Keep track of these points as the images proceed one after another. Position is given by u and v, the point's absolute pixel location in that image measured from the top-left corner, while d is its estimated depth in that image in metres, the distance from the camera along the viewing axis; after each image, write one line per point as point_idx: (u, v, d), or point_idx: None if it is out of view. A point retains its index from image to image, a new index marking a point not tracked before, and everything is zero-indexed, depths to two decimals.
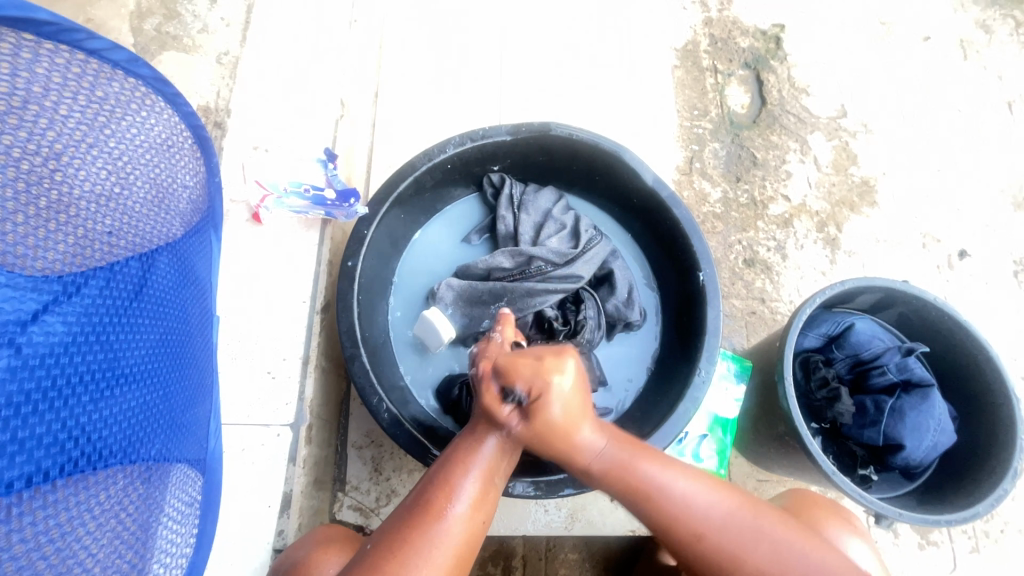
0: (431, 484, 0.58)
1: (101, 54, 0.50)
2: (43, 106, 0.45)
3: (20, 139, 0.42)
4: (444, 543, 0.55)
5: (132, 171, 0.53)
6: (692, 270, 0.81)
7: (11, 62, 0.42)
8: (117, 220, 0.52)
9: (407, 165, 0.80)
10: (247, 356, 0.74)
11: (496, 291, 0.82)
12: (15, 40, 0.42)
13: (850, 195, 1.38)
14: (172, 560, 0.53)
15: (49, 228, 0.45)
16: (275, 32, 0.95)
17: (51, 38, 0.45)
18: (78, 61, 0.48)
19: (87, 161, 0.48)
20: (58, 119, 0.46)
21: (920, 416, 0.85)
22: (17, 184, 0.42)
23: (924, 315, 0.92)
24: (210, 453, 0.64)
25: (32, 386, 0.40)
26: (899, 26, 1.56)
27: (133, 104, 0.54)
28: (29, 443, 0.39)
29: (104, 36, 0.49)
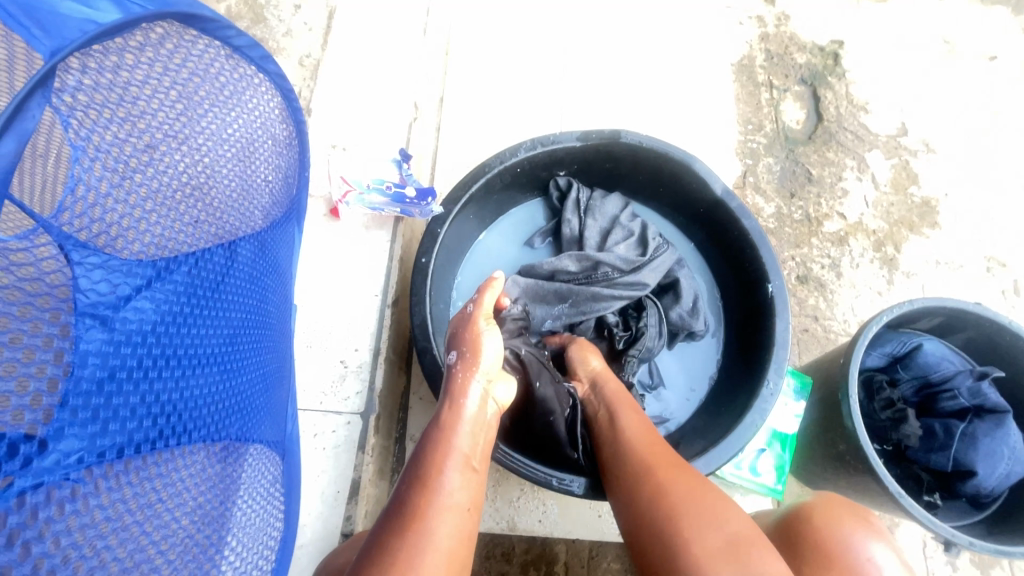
0: (410, 484, 0.56)
1: (241, 50, 0.55)
2: (177, 92, 0.48)
3: (146, 122, 0.44)
4: (437, 541, 0.52)
5: (236, 159, 0.56)
6: (760, 282, 0.81)
7: (163, 53, 0.46)
8: (218, 204, 0.53)
9: (480, 167, 0.82)
10: (322, 345, 0.77)
11: (561, 294, 0.84)
12: (176, 35, 0.47)
13: (909, 215, 1.34)
14: (252, 561, 0.51)
15: (152, 206, 0.45)
16: (353, 37, 0.99)
17: (210, 33, 0.51)
18: (220, 54, 0.53)
19: (199, 144, 0.50)
20: (187, 106, 0.49)
21: (995, 444, 0.82)
22: (141, 166, 0.43)
23: (997, 340, 0.89)
24: (287, 436, 0.66)
25: (133, 359, 0.40)
26: (963, 45, 1.52)
27: (249, 97, 0.58)
28: (137, 413, 0.39)
29: (249, 35, 0.55)
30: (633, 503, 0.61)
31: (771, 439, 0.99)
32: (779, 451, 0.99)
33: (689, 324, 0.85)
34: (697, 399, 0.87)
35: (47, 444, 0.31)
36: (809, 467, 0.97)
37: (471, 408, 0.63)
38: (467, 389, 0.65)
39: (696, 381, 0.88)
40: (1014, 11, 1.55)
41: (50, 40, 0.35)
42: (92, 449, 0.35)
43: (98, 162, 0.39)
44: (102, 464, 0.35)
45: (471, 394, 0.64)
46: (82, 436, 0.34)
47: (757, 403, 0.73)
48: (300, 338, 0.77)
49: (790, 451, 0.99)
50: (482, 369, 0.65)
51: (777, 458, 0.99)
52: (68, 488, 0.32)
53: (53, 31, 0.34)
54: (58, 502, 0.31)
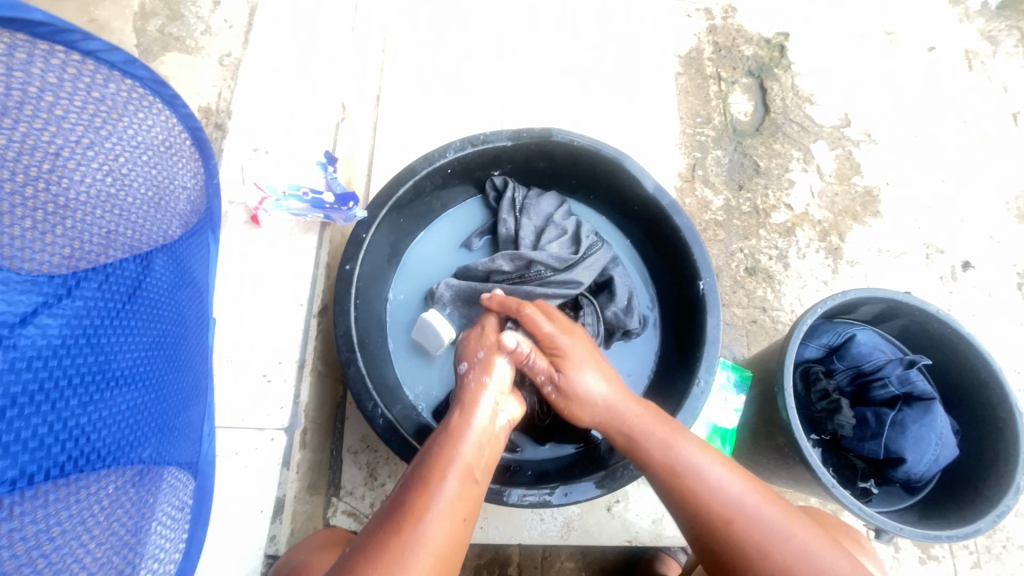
0: (407, 487, 0.57)
1: (99, 56, 0.51)
2: (34, 99, 0.44)
3: (17, 138, 0.42)
4: (428, 545, 0.53)
5: (124, 169, 0.52)
6: (692, 278, 0.80)
7: (6, 62, 0.42)
8: (115, 220, 0.51)
9: (408, 169, 0.79)
10: (243, 359, 0.74)
11: (495, 294, 0.82)
12: (10, 40, 0.43)
13: (853, 205, 1.37)
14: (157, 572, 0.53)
15: (39, 226, 0.44)
16: (278, 34, 0.94)
17: (47, 38, 0.45)
18: (74, 62, 0.48)
19: (81, 159, 0.48)
20: (50, 116, 0.45)
21: (922, 429, 0.84)
22: (14, 186, 0.42)
23: (927, 328, 0.91)
24: (202, 456, 0.63)
25: (22, 388, 0.39)
26: (904, 35, 1.55)
27: (126, 101, 0.54)
28: (16, 447, 0.38)
29: (101, 38, 0.50)
30: (708, 529, 0.61)
31: (712, 433, 0.99)
32: (720, 445, 0.99)
33: (625, 323, 0.83)
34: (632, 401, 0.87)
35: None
36: (749, 460, 0.98)
37: (482, 419, 0.65)
38: (479, 399, 0.67)
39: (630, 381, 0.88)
40: (952, 2, 1.59)
41: None
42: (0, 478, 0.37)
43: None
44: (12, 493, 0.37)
45: (483, 406, 0.66)
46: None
47: (689, 402, 0.73)
48: (219, 353, 0.73)
49: (731, 444, 0.99)
50: (493, 381, 0.69)
51: (717, 452, 0.98)
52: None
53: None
54: None
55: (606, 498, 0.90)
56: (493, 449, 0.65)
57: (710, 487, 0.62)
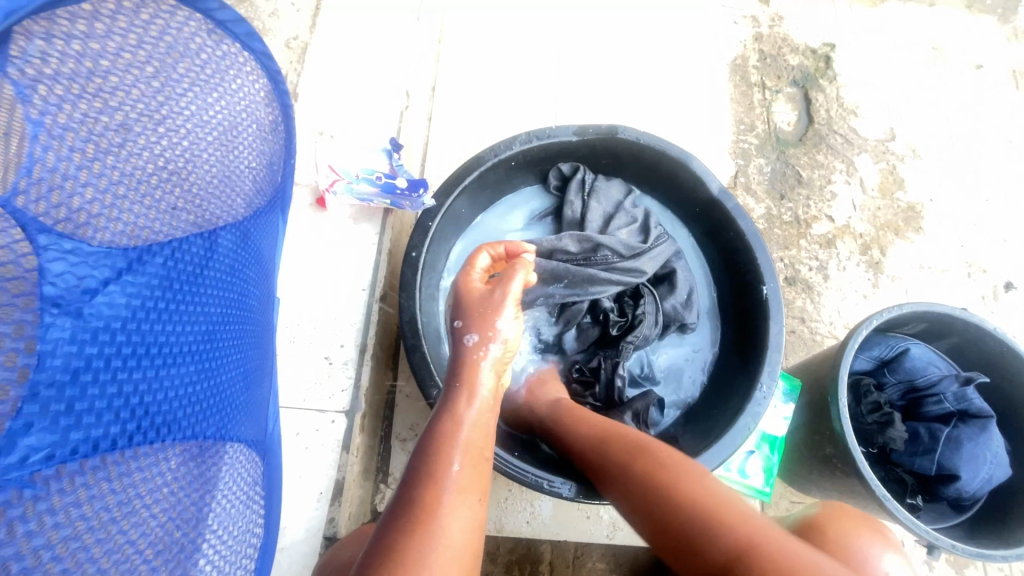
0: (415, 480, 0.52)
1: (225, 26, 0.55)
2: (150, 64, 0.47)
3: (131, 102, 0.45)
4: (448, 543, 0.48)
5: (201, 139, 0.52)
6: (754, 284, 0.80)
7: (138, 25, 0.46)
8: (192, 192, 0.51)
9: (474, 159, 0.79)
10: (306, 341, 0.74)
11: (558, 273, 0.82)
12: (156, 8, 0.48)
13: (895, 219, 1.36)
14: (236, 553, 0.52)
15: (121, 193, 0.43)
16: (342, 20, 0.95)
17: (188, 4, 0.51)
18: (206, 29, 0.54)
19: (161, 130, 0.47)
20: (147, 77, 0.47)
21: (977, 447, 0.83)
22: (114, 150, 0.43)
23: (981, 346, 0.90)
24: (269, 435, 0.63)
25: (103, 351, 0.39)
26: (952, 51, 1.54)
27: (223, 67, 0.55)
28: (99, 407, 0.38)
29: (233, 9, 0.55)
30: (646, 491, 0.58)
31: (760, 441, 1.01)
32: (768, 452, 1.00)
33: (682, 316, 0.85)
34: (688, 387, 0.87)
35: (9, 441, 0.32)
36: (796, 471, 0.97)
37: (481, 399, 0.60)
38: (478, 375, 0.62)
39: (688, 371, 0.88)
40: (1002, 20, 1.57)
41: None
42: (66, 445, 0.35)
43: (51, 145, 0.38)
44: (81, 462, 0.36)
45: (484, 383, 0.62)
46: (53, 430, 0.34)
47: (751, 406, 0.72)
48: (283, 333, 0.74)
49: (779, 452, 1.00)
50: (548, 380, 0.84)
51: (765, 460, 1.00)
52: (43, 485, 0.33)
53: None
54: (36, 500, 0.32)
55: None
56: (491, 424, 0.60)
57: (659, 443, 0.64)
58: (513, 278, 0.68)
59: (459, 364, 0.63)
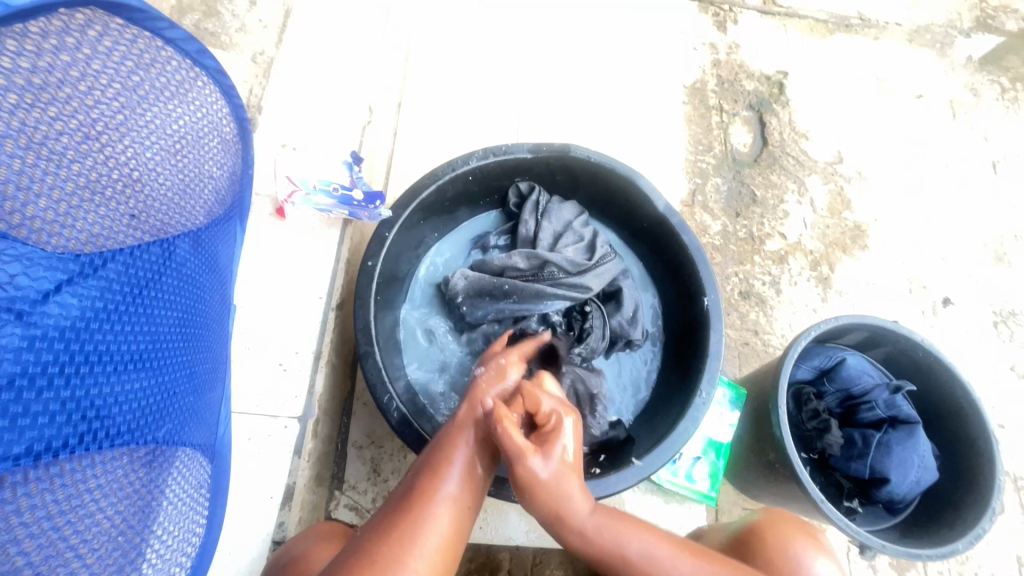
0: (422, 472, 0.63)
1: (177, 43, 0.55)
2: (100, 76, 0.47)
3: (79, 112, 0.45)
4: (436, 526, 0.59)
5: (161, 151, 0.54)
6: (697, 295, 0.84)
7: (93, 40, 0.46)
8: (148, 202, 0.53)
9: (431, 174, 0.83)
10: (261, 347, 0.75)
11: (507, 288, 0.85)
12: (107, 25, 0.47)
13: (843, 237, 1.43)
14: (172, 556, 0.53)
15: (70, 200, 0.45)
16: (309, 37, 0.98)
17: (137, 23, 0.50)
18: (154, 47, 0.53)
19: (117, 142, 0.49)
20: (97, 86, 0.47)
21: (906, 451, 0.89)
22: (68, 160, 0.44)
23: (911, 356, 0.96)
24: (218, 440, 0.64)
25: (54, 357, 0.41)
26: (895, 82, 1.64)
27: (179, 80, 0.56)
28: (46, 411, 0.39)
29: (182, 28, 0.54)
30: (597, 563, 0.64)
31: (707, 447, 1.03)
32: (714, 458, 1.03)
33: (628, 332, 0.88)
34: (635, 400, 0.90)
35: None
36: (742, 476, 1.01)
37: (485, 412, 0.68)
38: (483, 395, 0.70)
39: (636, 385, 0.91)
40: (940, 54, 1.69)
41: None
42: (11, 448, 0.36)
43: None
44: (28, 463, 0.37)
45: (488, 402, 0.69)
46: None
47: (691, 411, 0.76)
48: (239, 339, 0.75)
49: (724, 458, 1.03)
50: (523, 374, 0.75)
51: (711, 465, 1.02)
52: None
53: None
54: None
55: (603, 504, 0.92)
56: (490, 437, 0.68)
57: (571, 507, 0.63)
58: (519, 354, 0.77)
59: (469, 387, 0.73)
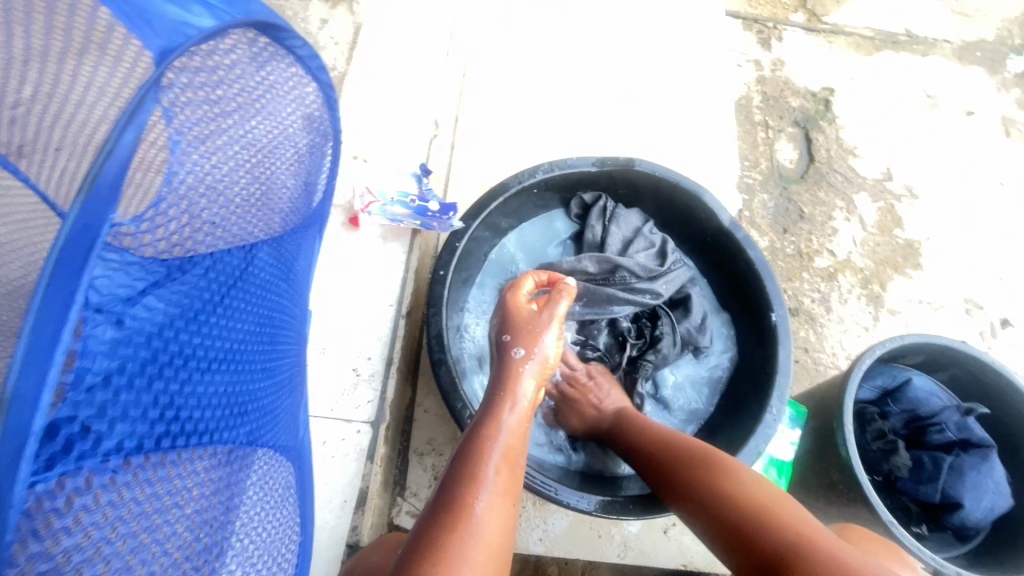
0: (455, 480, 0.54)
1: (300, 58, 0.58)
2: (226, 82, 0.48)
3: (199, 113, 0.45)
4: (479, 540, 0.50)
5: (263, 156, 0.54)
6: (763, 310, 0.84)
7: (231, 60, 0.49)
8: (246, 203, 0.52)
9: (500, 186, 0.85)
10: (335, 352, 0.77)
11: (580, 292, 0.87)
12: (245, 42, 0.49)
13: (894, 255, 1.41)
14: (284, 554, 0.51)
15: (182, 198, 0.44)
16: (377, 53, 1.01)
17: (269, 38, 0.53)
18: (275, 56, 0.55)
19: (224, 139, 0.49)
20: (223, 94, 0.48)
21: (980, 476, 0.86)
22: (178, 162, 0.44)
23: (980, 377, 0.93)
24: (300, 443, 0.65)
25: (152, 352, 0.37)
26: (944, 99, 1.62)
27: (289, 90, 0.58)
28: (151, 408, 0.36)
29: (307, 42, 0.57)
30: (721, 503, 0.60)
31: (769, 464, 1.00)
32: (775, 476, 1.00)
33: (696, 338, 0.88)
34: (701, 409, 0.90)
35: (76, 436, 0.30)
36: (802, 496, 0.99)
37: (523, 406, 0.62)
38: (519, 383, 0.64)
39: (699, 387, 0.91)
40: (990, 71, 1.67)
41: (154, 42, 0.34)
42: (112, 444, 0.32)
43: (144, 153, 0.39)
44: (143, 456, 0.34)
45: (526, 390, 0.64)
46: (100, 423, 0.32)
47: (761, 428, 0.75)
48: (315, 344, 0.77)
49: (787, 476, 1.00)
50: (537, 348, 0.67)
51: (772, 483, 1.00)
52: (109, 482, 0.31)
53: (162, 32, 0.35)
54: (98, 492, 0.30)
55: (664, 520, 0.89)
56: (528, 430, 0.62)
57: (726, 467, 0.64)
58: (559, 303, 0.72)
59: (501, 368, 0.67)
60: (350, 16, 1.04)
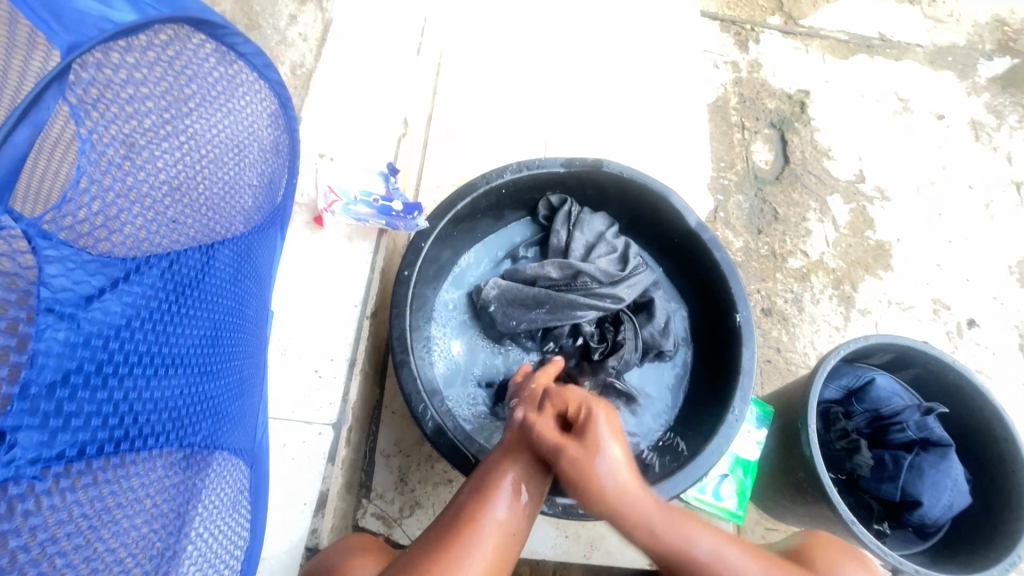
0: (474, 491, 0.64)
1: (247, 58, 0.57)
2: (173, 80, 0.48)
3: (148, 114, 0.45)
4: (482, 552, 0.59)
5: (219, 158, 0.54)
6: (728, 311, 0.84)
7: (172, 54, 0.48)
8: (201, 206, 0.53)
9: (467, 186, 0.84)
10: (297, 353, 0.76)
11: (540, 298, 0.86)
12: (183, 38, 0.49)
13: (866, 256, 1.43)
14: (218, 555, 0.52)
15: (131, 197, 0.43)
16: (347, 50, 1.00)
17: (214, 39, 0.52)
18: (224, 58, 0.55)
19: (175, 140, 0.48)
20: (176, 96, 0.48)
21: (939, 474, 0.88)
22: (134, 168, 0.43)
23: (942, 377, 0.95)
24: (257, 443, 0.64)
25: (96, 358, 0.38)
26: (916, 102, 1.65)
27: (234, 84, 0.56)
28: (84, 413, 0.37)
29: (252, 42, 0.56)
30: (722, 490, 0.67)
31: (734, 464, 1.02)
32: (741, 476, 1.01)
33: (660, 342, 0.88)
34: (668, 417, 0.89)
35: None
36: (768, 495, 1.00)
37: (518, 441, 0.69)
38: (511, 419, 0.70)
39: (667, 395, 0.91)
40: (961, 76, 1.70)
41: (68, 39, 0.34)
42: (52, 446, 0.34)
43: (87, 157, 0.39)
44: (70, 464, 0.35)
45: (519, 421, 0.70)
46: (43, 430, 0.33)
47: (723, 428, 0.76)
48: (276, 345, 0.76)
49: (752, 476, 1.01)
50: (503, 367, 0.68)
51: (738, 483, 1.01)
52: (35, 492, 0.32)
53: (74, 28, 0.35)
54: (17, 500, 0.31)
55: None
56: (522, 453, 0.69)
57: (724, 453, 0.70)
58: None
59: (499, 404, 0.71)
60: (320, 12, 1.03)
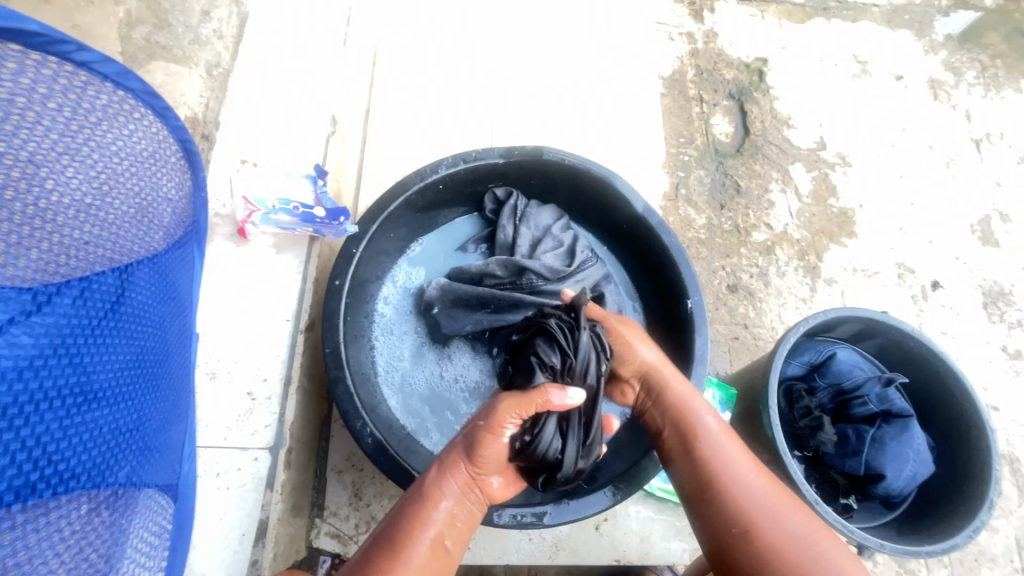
0: (380, 548, 0.55)
1: (92, 67, 0.48)
2: (32, 103, 0.43)
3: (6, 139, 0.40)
4: None
5: (117, 182, 0.49)
6: (680, 298, 0.81)
7: (10, 85, 0.41)
8: (100, 229, 0.47)
9: (399, 185, 0.79)
10: (227, 376, 0.72)
11: (484, 298, 0.82)
12: (0, 52, 0.41)
13: (829, 225, 1.41)
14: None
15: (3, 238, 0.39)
16: (267, 46, 0.94)
17: (40, 48, 0.44)
18: (66, 73, 0.46)
19: (53, 166, 0.44)
20: (48, 119, 0.44)
21: (900, 446, 0.87)
22: None
23: (903, 346, 0.93)
24: (183, 477, 0.60)
25: (7, 400, 0.36)
26: (874, 64, 1.62)
27: (110, 111, 0.50)
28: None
29: (96, 49, 0.48)
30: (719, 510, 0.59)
31: None
32: None
33: None
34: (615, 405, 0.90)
35: None
36: None
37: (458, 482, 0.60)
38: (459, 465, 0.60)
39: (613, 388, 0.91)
40: (918, 34, 1.67)
41: None
42: None
43: None
44: None
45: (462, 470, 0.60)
46: None
47: None
48: (202, 368, 0.71)
49: None
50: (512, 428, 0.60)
51: None
52: None
53: None
54: None
55: (595, 516, 0.87)
56: (471, 506, 0.61)
57: (720, 451, 0.63)
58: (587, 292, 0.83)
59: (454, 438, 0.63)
60: (235, 5, 0.96)
